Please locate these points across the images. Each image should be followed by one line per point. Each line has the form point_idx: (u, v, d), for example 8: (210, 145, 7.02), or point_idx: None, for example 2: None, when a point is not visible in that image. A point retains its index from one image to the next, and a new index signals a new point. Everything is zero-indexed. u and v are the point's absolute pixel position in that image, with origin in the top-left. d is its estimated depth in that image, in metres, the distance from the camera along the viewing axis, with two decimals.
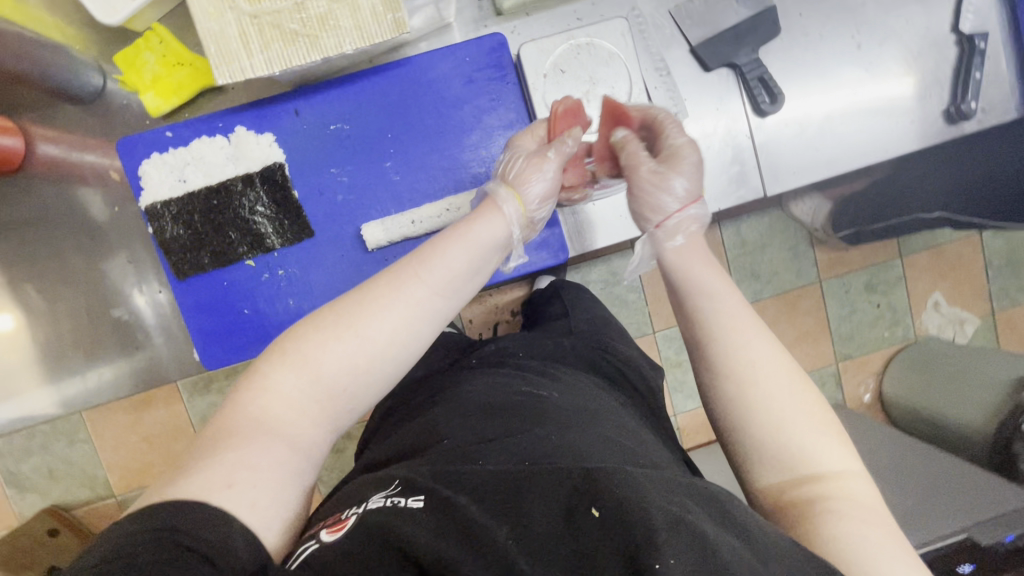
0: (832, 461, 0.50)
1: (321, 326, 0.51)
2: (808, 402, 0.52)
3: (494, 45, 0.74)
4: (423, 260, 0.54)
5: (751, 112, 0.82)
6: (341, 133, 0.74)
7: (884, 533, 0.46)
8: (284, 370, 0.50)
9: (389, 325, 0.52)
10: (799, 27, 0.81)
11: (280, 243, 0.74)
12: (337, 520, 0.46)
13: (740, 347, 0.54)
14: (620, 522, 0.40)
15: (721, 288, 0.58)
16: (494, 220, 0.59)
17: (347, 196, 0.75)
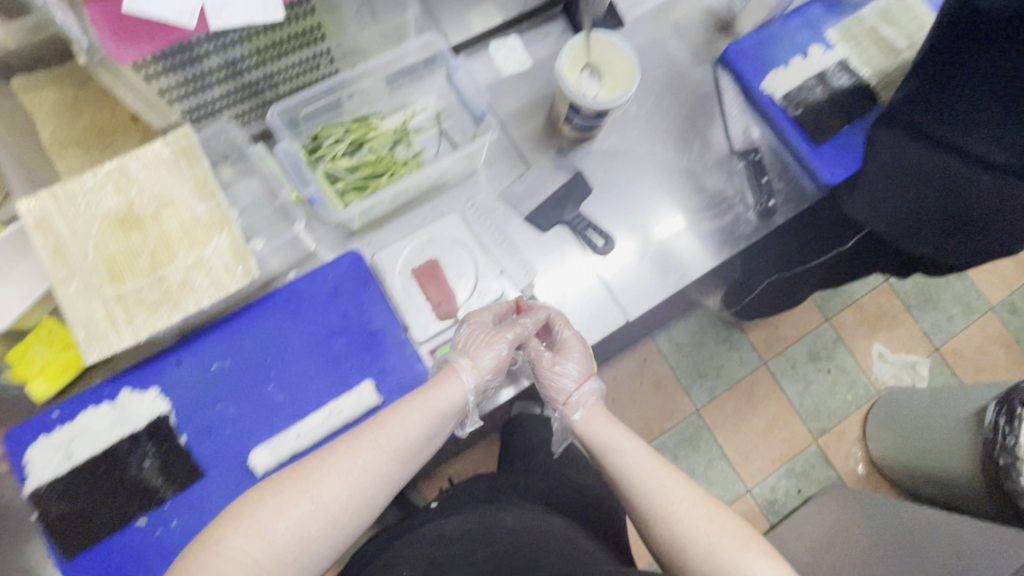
0: (756, 571, 0.60)
1: (278, 490, 0.60)
2: (722, 522, 0.63)
3: (352, 261, 0.85)
4: (382, 424, 0.66)
5: (592, 255, 0.93)
6: (222, 371, 0.79)
7: None
8: (237, 533, 0.58)
9: (339, 472, 0.63)
10: (608, 181, 0.97)
11: (171, 493, 0.74)
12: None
13: (659, 488, 0.67)
14: None
15: (633, 453, 0.71)
16: (454, 385, 0.72)
17: (230, 431, 0.77)
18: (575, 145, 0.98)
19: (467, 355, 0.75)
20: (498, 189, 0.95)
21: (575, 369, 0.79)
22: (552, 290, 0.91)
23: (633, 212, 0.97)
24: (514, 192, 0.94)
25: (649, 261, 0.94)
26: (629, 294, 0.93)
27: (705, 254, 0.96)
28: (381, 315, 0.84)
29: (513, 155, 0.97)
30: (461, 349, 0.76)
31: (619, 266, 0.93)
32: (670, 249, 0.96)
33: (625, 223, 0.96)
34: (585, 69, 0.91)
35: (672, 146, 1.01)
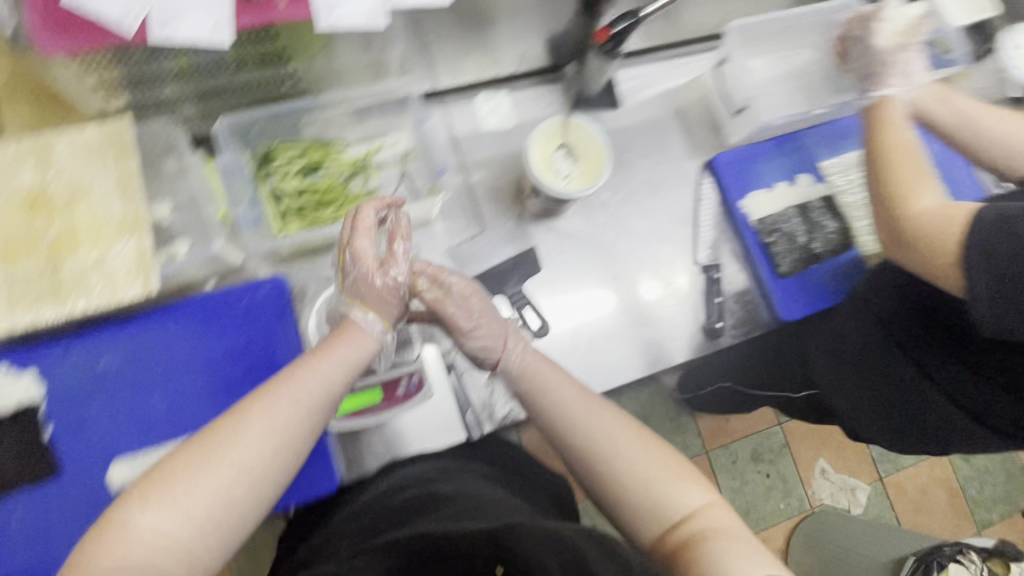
0: (685, 500, 0.58)
1: (188, 468, 0.51)
2: (652, 458, 0.61)
3: (273, 286, 0.82)
4: (291, 377, 0.58)
5: (523, 337, 0.91)
6: (108, 370, 0.76)
7: (729, 533, 0.55)
8: (151, 513, 0.48)
9: (197, 481, 0.50)
10: (562, 259, 0.95)
11: (19, 486, 0.71)
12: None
13: (621, 446, 0.62)
14: None
15: (635, 444, 0.62)
16: (363, 342, 0.64)
17: (100, 434, 0.75)
18: (541, 218, 0.95)
19: (356, 299, 0.67)
20: (446, 246, 0.93)
21: (397, 258, 0.69)
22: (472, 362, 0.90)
23: (579, 297, 0.94)
24: (461, 252, 0.93)
25: (582, 351, 0.92)
26: None
27: (641, 356, 0.94)
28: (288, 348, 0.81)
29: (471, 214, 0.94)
30: (357, 291, 0.67)
31: (550, 348, 0.92)
32: (605, 342, 0.94)
33: (567, 306, 0.93)
34: (563, 147, 0.90)
35: (636, 241, 0.98)
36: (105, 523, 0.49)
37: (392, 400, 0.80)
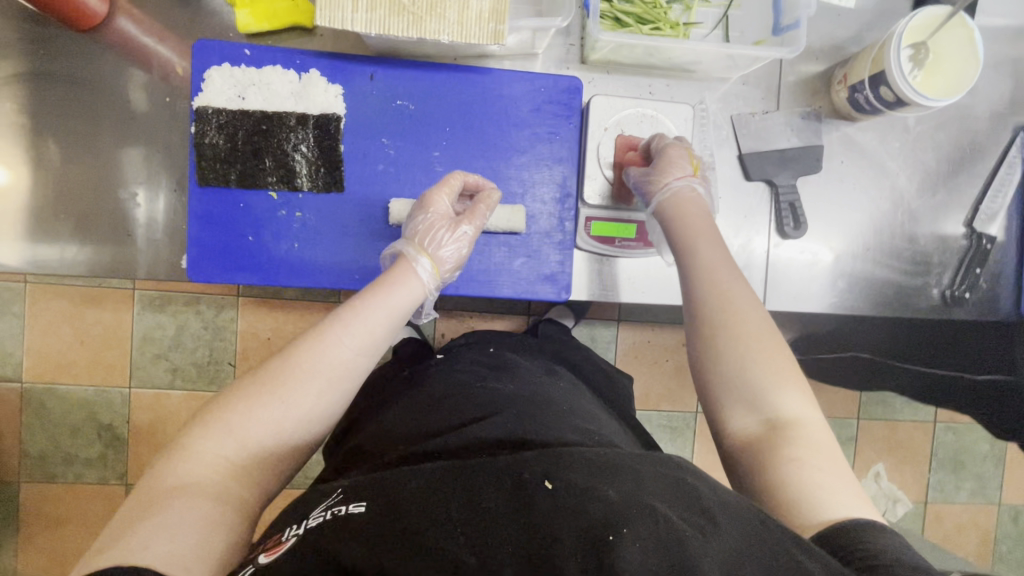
0: (783, 407, 0.59)
1: (245, 398, 0.57)
2: (760, 331, 0.63)
3: (570, 88, 0.79)
4: (341, 318, 0.63)
5: (774, 231, 0.87)
6: (403, 111, 0.77)
7: (813, 456, 0.56)
8: (207, 437, 0.55)
9: (253, 422, 0.56)
10: (839, 169, 0.88)
11: (308, 187, 0.75)
12: (275, 544, 0.49)
13: (727, 304, 0.64)
14: (572, 496, 0.45)
15: (746, 316, 0.64)
16: (413, 284, 0.69)
17: (383, 166, 0.77)
18: (832, 116, 0.88)
19: (416, 244, 0.71)
20: (735, 111, 0.86)
21: (455, 241, 0.73)
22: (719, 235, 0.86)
23: (841, 214, 0.88)
24: (747, 122, 0.86)
25: (822, 268, 0.88)
26: (780, 281, 0.88)
27: (873, 296, 0.90)
28: (564, 154, 0.80)
29: (769, 88, 0.87)
30: (418, 242, 0.71)
31: (795, 252, 0.87)
32: (846, 268, 0.89)
33: (825, 219, 0.88)
34: (913, 48, 0.78)
35: (919, 181, 0.89)
36: (161, 490, 0.51)
37: (642, 241, 0.81)
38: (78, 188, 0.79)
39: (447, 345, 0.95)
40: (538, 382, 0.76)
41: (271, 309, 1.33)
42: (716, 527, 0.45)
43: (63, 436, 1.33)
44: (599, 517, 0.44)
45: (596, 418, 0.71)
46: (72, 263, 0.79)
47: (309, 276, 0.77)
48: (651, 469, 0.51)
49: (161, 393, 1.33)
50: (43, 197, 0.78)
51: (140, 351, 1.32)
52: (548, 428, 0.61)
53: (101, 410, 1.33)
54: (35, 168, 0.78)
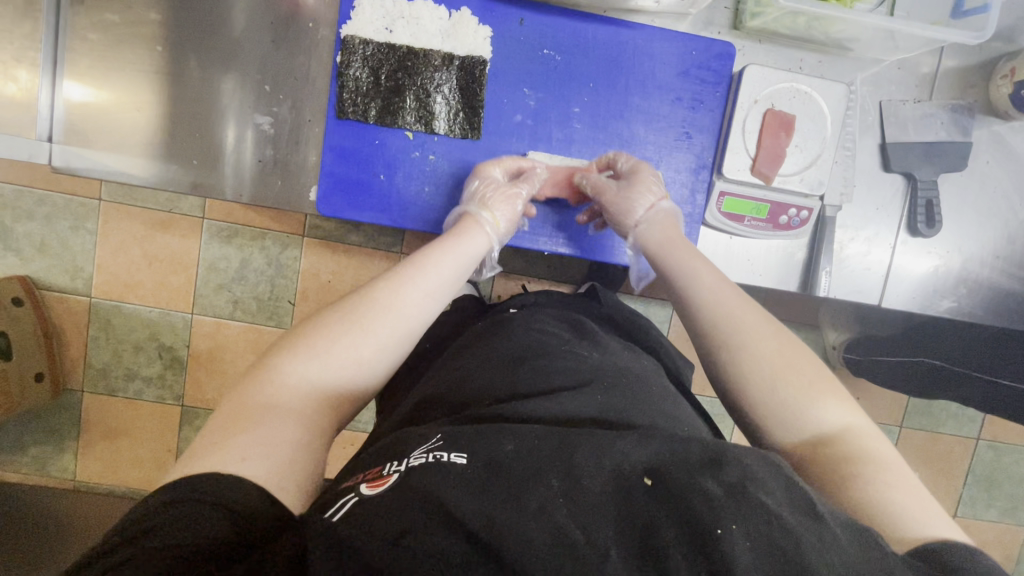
0: (825, 417, 0.55)
1: (326, 328, 0.57)
2: (790, 361, 0.59)
3: (721, 55, 0.76)
4: (417, 265, 0.65)
5: (903, 228, 0.84)
6: (548, 62, 0.74)
7: (877, 471, 0.51)
8: (296, 359, 0.54)
9: (339, 354, 0.56)
10: (982, 170, 0.84)
11: (445, 131, 0.74)
12: (378, 476, 0.47)
13: (738, 320, 0.62)
14: (677, 486, 0.43)
15: (761, 325, 0.62)
16: (477, 236, 0.71)
17: (521, 117, 0.75)
18: (984, 113, 0.83)
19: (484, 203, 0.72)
20: (885, 96, 0.82)
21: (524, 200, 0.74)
22: (845, 227, 0.83)
23: (975, 217, 0.84)
24: (896, 110, 0.82)
25: (944, 270, 0.85)
26: (897, 279, 0.85)
27: (990, 305, 0.86)
28: (704, 124, 0.77)
29: (923, 76, 0.82)
30: (479, 199, 0.72)
31: (919, 251, 0.84)
32: (967, 273, 0.86)
33: (958, 220, 0.84)
34: None
35: None
36: (251, 404, 0.49)
37: (772, 223, 0.79)
38: (212, 109, 0.77)
39: (516, 299, 0.90)
40: (616, 356, 0.73)
41: (333, 252, 1.25)
42: (827, 530, 0.42)
43: (125, 354, 1.27)
44: (704, 509, 0.42)
45: (682, 411, 0.65)
46: (200, 185, 0.79)
47: (435, 221, 0.77)
48: (762, 467, 0.47)
49: (222, 323, 1.27)
50: (178, 115, 0.77)
51: (204, 279, 1.25)
52: (627, 406, 0.58)
53: (163, 332, 1.27)
54: (172, 85, 0.77)
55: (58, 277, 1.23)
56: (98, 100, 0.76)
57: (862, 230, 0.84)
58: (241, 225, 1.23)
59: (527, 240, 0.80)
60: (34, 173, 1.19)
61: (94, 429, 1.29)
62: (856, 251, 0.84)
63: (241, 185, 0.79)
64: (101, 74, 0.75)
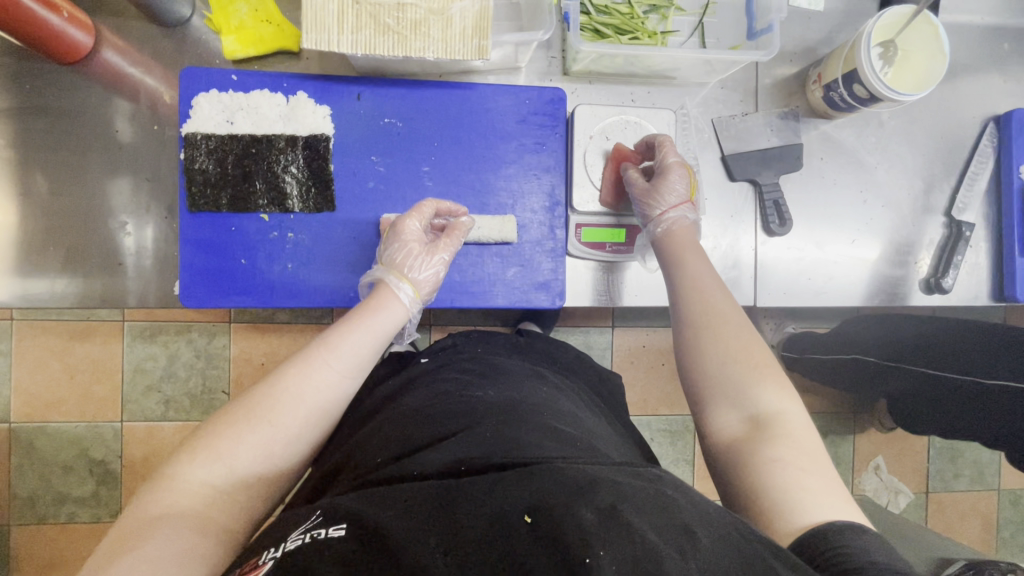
0: (768, 398, 0.58)
1: (233, 425, 0.55)
2: (742, 344, 0.62)
3: (555, 99, 0.81)
4: (330, 343, 0.63)
5: (760, 228, 0.88)
6: (391, 130, 0.78)
7: (793, 454, 0.53)
8: (197, 464, 0.52)
9: (246, 452, 0.54)
10: (822, 165, 0.90)
11: (300, 208, 0.76)
12: (252, 568, 0.42)
13: (720, 321, 0.64)
14: (547, 519, 0.40)
15: (739, 326, 0.64)
16: (396, 306, 0.70)
17: (375, 184, 0.78)
18: (810, 115, 0.91)
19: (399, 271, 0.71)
20: (715, 113, 0.88)
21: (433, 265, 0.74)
22: (706, 236, 0.88)
23: (826, 207, 0.90)
24: (729, 123, 0.88)
25: (810, 261, 0.90)
26: (768, 276, 0.89)
27: (862, 286, 0.91)
28: (551, 163, 0.81)
29: (748, 91, 0.90)
30: (395, 267, 0.72)
31: (782, 245, 0.89)
32: (833, 260, 0.90)
33: (812, 213, 0.90)
34: (882, 46, 0.81)
35: (899, 172, 0.92)
36: (135, 526, 0.48)
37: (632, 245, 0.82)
38: (76, 220, 0.78)
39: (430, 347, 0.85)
40: (517, 386, 0.67)
41: (263, 334, 1.22)
42: (696, 545, 0.40)
43: (53, 477, 1.20)
44: (571, 533, 0.39)
45: (583, 425, 0.62)
46: (69, 296, 0.79)
47: (303, 296, 0.77)
48: (633, 483, 0.44)
49: (154, 426, 1.21)
50: (38, 232, 0.78)
51: (130, 382, 1.21)
52: (524, 433, 0.54)
53: (92, 446, 1.20)
54: (28, 203, 0.77)
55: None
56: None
57: (726, 235, 0.88)
58: (164, 321, 1.20)
59: None
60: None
61: (29, 563, 1.20)
62: (724, 258, 0.88)
63: (117, 289, 0.79)
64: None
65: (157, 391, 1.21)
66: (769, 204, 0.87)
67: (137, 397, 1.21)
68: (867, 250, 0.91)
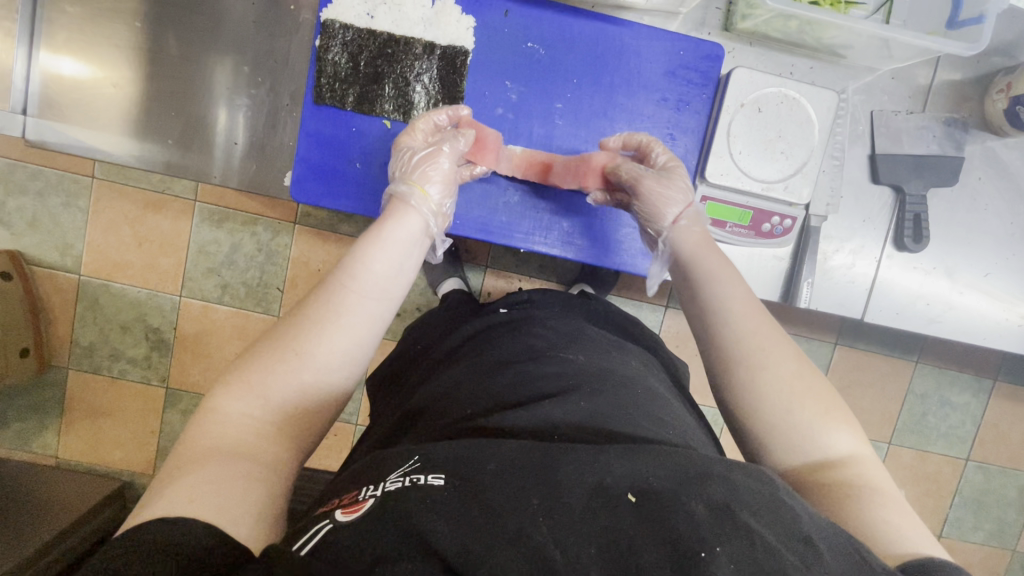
0: (838, 444, 0.51)
1: (264, 356, 0.51)
2: (808, 382, 0.53)
3: (711, 56, 0.74)
4: (349, 270, 0.57)
5: (890, 241, 0.82)
6: (532, 57, 0.73)
7: (880, 502, 0.46)
8: (234, 396, 0.49)
9: (278, 383, 0.50)
10: (977, 186, 0.82)
11: None
12: (353, 502, 0.41)
13: (750, 334, 0.56)
14: (655, 505, 0.38)
15: (760, 330, 0.56)
16: (408, 215, 0.63)
17: (503, 111, 0.74)
18: (979, 128, 0.82)
19: (414, 184, 0.66)
20: (876, 106, 0.80)
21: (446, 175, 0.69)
22: (830, 237, 0.82)
23: (967, 233, 0.83)
24: (889, 120, 0.80)
25: (933, 287, 0.83)
26: (882, 293, 0.83)
27: (981, 323, 0.84)
28: (689, 125, 0.76)
29: (919, 88, 0.80)
30: (403, 176, 0.67)
31: (907, 265, 0.83)
32: (957, 291, 0.84)
33: (950, 235, 0.83)
34: None
35: None
36: (185, 457, 0.45)
37: (754, 231, 0.78)
38: (194, 90, 0.77)
39: (507, 298, 0.83)
40: (603, 356, 0.65)
41: (325, 241, 1.19)
42: (823, 560, 0.37)
43: (110, 335, 1.22)
44: (685, 531, 0.37)
45: (681, 421, 0.58)
46: (178, 164, 0.78)
47: None
48: (751, 484, 0.42)
49: (209, 307, 1.21)
50: (156, 95, 0.77)
51: (193, 262, 1.20)
52: (613, 412, 0.53)
53: (150, 314, 1.21)
54: (152, 62, 0.76)
55: (47, 254, 1.18)
56: (76, 76, 0.75)
57: (850, 239, 0.82)
58: (232, 209, 1.17)
59: (518, 238, 0.76)
60: (22, 146, 1.14)
61: (77, 408, 1.23)
62: (844, 264, 0.83)
63: (225, 168, 0.78)
64: (78, 49, 0.75)
65: (214, 277, 1.20)
66: (910, 217, 0.80)
67: (199, 279, 1.20)
68: (996, 288, 0.84)
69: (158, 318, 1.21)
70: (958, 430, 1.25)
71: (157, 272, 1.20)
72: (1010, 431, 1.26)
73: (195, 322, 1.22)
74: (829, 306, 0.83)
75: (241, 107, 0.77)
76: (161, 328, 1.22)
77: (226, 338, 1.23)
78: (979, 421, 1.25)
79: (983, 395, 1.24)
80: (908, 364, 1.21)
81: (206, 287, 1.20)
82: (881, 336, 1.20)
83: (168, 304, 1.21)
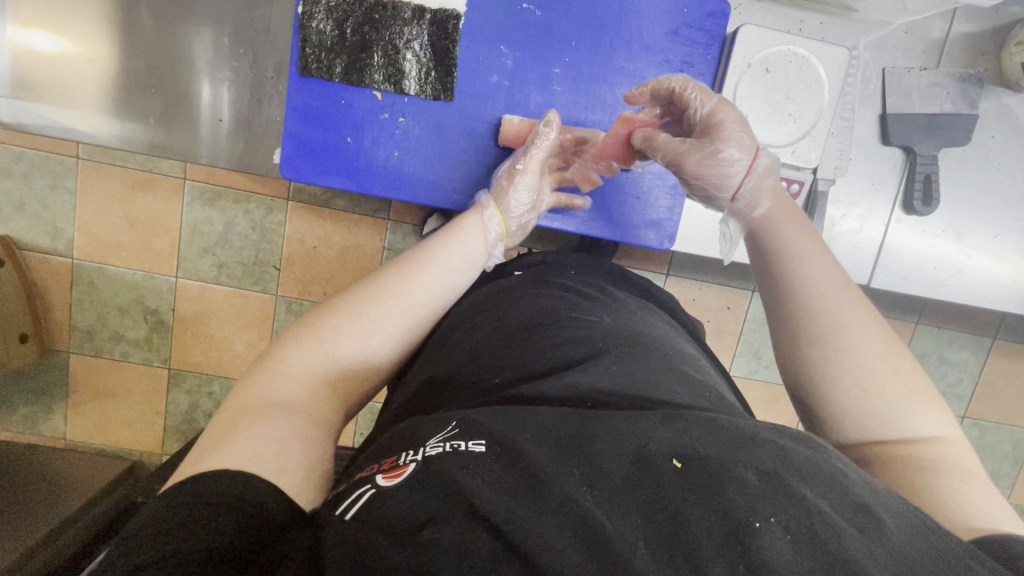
0: (915, 422, 0.45)
1: (330, 314, 0.50)
2: (887, 364, 0.48)
3: (716, 15, 0.71)
4: (426, 260, 0.58)
5: (899, 204, 0.80)
6: (526, 18, 0.69)
7: (974, 483, 0.41)
8: (297, 352, 0.46)
9: (341, 342, 0.48)
10: (987, 146, 0.79)
11: (416, 91, 0.70)
12: (392, 466, 0.35)
13: (826, 311, 0.51)
14: (707, 477, 0.33)
15: (853, 312, 0.50)
16: (473, 237, 0.64)
17: (498, 78, 0.70)
18: (994, 83, 0.78)
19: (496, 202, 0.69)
20: (889, 62, 0.76)
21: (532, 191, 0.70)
22: (837, 202, 0.80)
23: (979, 191, 0.80)
24: (903, 78, 0.76)
25: (940, 252, 0.82)
26: (892, 252, 0.82)
27: (988, 283, 0.83)
28: (694, 85, 0.73)
29: (933, 42, 0.77)
30: (494, 193, 0.69)
31: (918, 226, 0.81)
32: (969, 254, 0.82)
33: (960, 198, 0.80)
34: None
35: None
36: (243, 409, 0.41)
37: None
38: (171, 64, 0.73)
39: (518, 260, 0.73)
40: (634, 318, 0.60)
41: (320, 217, 1.07)
42: (884, 534, 0.31)
43: (110, 318, 1.12)
44: (738, 500, 0.31)
45: (705, 370, 0.55)
46: (159, 145, 0.75)
47: (405, 189, 0.72)
48: (800, 450, 0.36)
49: (207, 288, 1.11)
50: (133, 70, 0.73)
51: (187, 243, 1.09)
52: (660, 372, 0.47)
53: (148, 296, 1.11)
54: (127, 34, 0.72)
55: (39, 239, 1.07)
56: (42, 56, 0.72)
57: (863, 199, 0.80)
58: (225, 186, 1.06)
59: None
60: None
61: (83, 391, 1.15)
62: (856, 229, 0.81)
63: (214, 147, 0.75)
64: (49, 25, 0.71)
65: None
66: (920, 181, 0.78)
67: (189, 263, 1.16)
68: (1007, 251, 0.82)
69: (156, 301, 1.12)
70: (956, 387, 1.24)
71: (148, 253, 1.09)
72: (1009, 387, 1.25)
73: (197, 304, 1.12)
74: (833, 268, 0.82)
75: (220, 82, 0.73)
76: (164, 312, 1.12)
77: (230, 321, 1.13)
78: (977, 377, 1.24)
79: (981, 353, 1.23)
80: (909, 325, 1.19)
81: (205, 268, 1.10)
82: (887, 297, 1.17)
83: (168, 286, 1.11)
